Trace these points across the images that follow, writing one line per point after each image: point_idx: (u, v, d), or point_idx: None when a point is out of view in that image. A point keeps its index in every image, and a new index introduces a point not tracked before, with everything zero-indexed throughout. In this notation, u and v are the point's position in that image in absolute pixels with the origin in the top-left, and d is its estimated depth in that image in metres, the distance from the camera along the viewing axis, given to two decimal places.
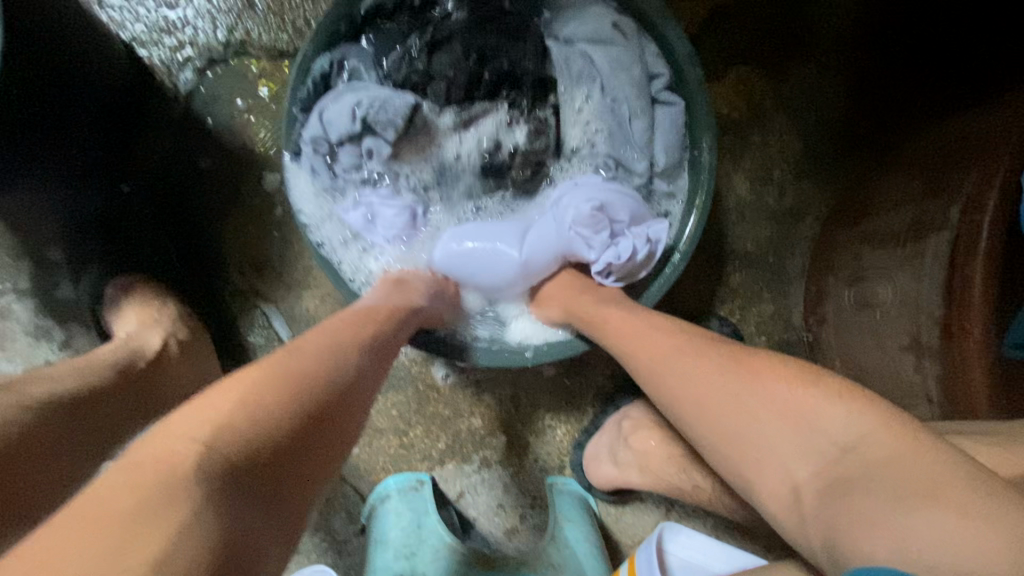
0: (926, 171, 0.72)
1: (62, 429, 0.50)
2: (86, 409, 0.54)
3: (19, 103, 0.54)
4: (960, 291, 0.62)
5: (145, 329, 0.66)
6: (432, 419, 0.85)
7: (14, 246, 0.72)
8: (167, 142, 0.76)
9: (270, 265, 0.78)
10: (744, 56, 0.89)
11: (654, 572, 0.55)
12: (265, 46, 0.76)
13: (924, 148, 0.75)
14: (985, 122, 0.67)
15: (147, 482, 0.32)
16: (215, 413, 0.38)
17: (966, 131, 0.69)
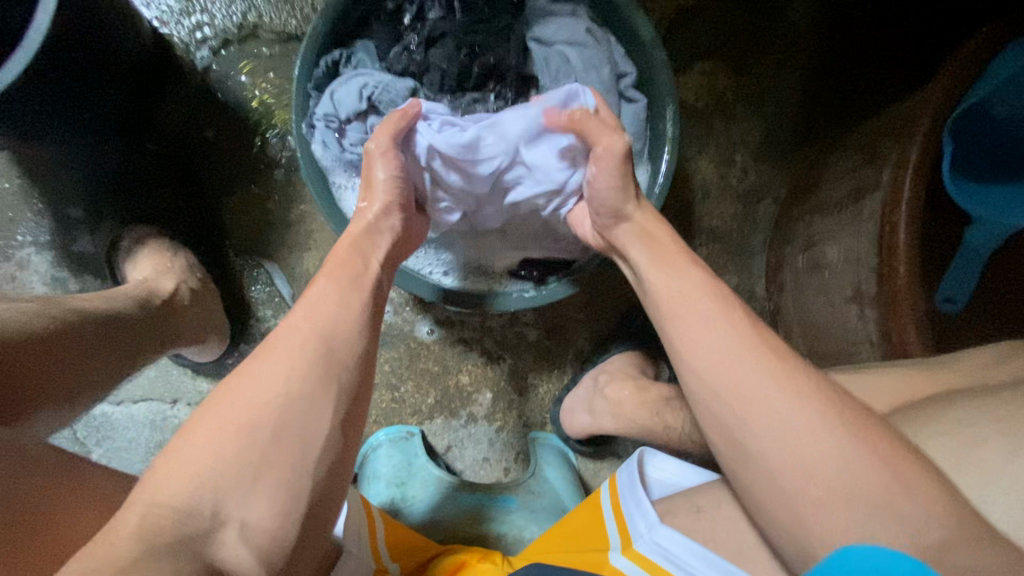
0: (866, 147, 0.80)
1: (86, 341, 0.56)
2: (114, 334, 0.60)
3: (60, 65, 0.61)
4: (888, 243, 0.70)
5: (160, 275, 0.72)
6: (423, 376, 0.90)
7: (37, 201, 0.78)
8: (183, 112, 0.82)
9: (272, 227, 0.83)
10: (710, 52, 0.98)
11: (631, 485, 0.62)
12: (274, 30, 0.82)
13: (865, 130, 0.82)
14: (910, 101, 0.74)
15: (199, 468, 0.39)
16: (255, 396, 0.42)
17: (895, 113, 0.77)
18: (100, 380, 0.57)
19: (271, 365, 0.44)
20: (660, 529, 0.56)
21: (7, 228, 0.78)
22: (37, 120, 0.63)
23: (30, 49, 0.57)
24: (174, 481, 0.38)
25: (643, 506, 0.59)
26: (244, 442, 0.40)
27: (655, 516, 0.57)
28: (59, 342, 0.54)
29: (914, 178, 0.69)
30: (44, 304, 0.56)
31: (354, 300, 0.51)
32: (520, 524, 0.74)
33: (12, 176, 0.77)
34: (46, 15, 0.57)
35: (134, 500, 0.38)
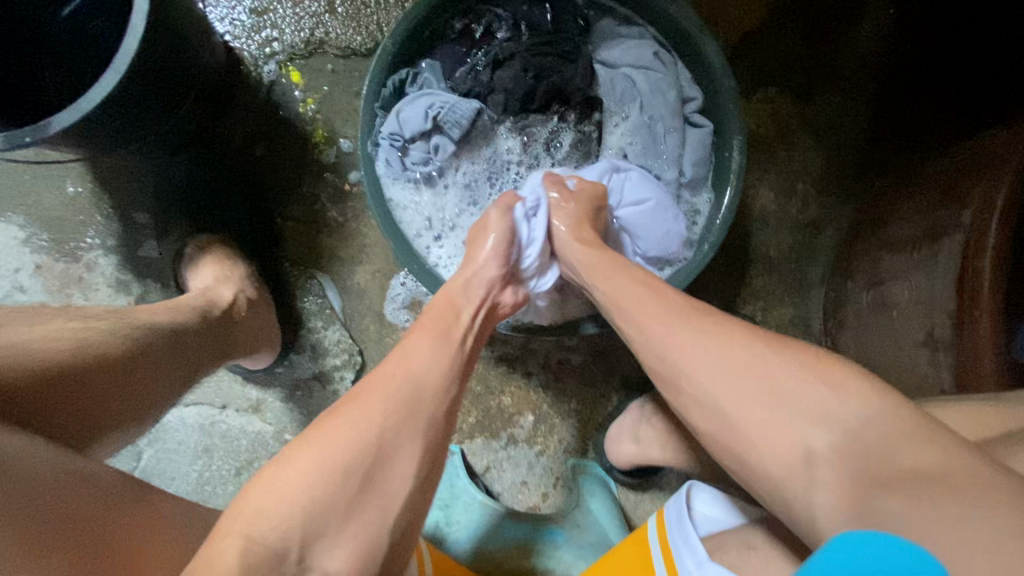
0: (941, 185, 0.76)
1: (153, 354, 0.58)
2: (180, 344, 0.62)
3: (144, 83, 0.63)
4: (968, 289, 0.67)
5: (220, 284, 0.73)
6: (466, 395, 0.90)
7: (108, 207, 0.81)
8: (248, 125, 0.83)
9: (327, 240, 0.84)
10: (776, 78, 0.95)
11: (678, 520, 0.59)
12: (340, 46, 0.83)
13: (941, 164, 0.78)
14: (998, 139, 0.71)
15: (289, 501, 0.40)
16: (354, 431, 0.44)
17: (975, 149, 0.74)
18: (165, 395, 0.59)
19: (368, 410, 0.46)
20: (709, 567, 0.53)
21: (78, 231, 0.81)
22: (119, 135, 0.66)
23: (119, 68, 0.59)
24: (268, 514, 0.39)
25: (690, 542, 0.56)
26: (341, 479, 0.42)
27: (704, 554, 0.54)
28: (131, 363, 0.55)
29: (1002, 226, 0.66)
30: (115, 321, 0.58)
31: (446, 361, 0.53)
32: (566, 562, 0.79)
33: (85, 181, 0.80)
34: (136, 38, 0.59)
35: (227, 528, 0.39)
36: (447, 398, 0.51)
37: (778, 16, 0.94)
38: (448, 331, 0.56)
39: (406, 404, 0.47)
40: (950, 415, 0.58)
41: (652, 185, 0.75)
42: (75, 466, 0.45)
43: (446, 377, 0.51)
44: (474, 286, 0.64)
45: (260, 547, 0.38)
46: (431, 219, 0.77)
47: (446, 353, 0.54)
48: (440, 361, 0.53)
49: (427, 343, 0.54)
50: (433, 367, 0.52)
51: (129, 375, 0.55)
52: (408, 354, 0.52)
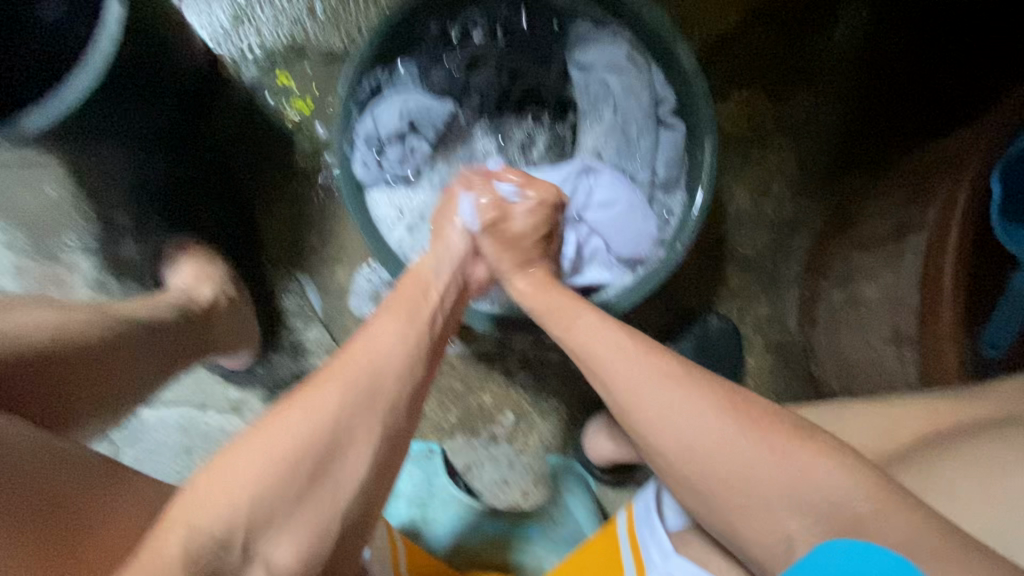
0: (909, 184, 0.78)
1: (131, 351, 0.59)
2: (158, 340, 0.62)
3: (121, 82, 0.64)
4: (931, 285, 0.69)
5: (198, 282, 0.74)
6: (446, 394, 0.90)
7: (87, 207, 0.81)
8: (229, 126, 0.84)
9: (308, 240, 0.85)
10: (751, 81, 0.97)
11: (647, 515, 0.59)
12: (321, 49, 0.84)
13: (908, 165, 0.81)
14: (961, 139, 0.73)
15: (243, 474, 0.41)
16: (312, 410, 0.46)
17: (941, 148, 0.76)
18: (134, 390, 0.60)
19: (324, 390, 0.47)
20: (674, 560, 0.54)
21: (56, 231, 0.81)
22: (97, 134, 0.66)
23: (94, 68, 0.60)
24: (219, 492, 0.40)
25: (658, 535, 0.56)
26: (294, 458, 0.43)
27: (670, 546, 0.55)
28: (107, 357, 0.56)
29: (961, 224, 0.67)
30: (93, 314, 0.59)
31: (414, 339, 0.55)
32: (540, 555, 0.80)
33: (63, 182, 0.80)
34: (112, 40, 0.60)
35: (177, 512, 0.40)
36: (405, 382, 0.52)
37: (753, 21, 0.96)
38: (412, 317, 0.58)
39: (360, 381, 0.49)
40: (910, 409, 0.60)
41: (623, 188, 0.77)
42: (44, 458, 0.45)
43: (403, 367, 0.53)
44: (441, 267, 0.66)
45: (208, 530, 0.39)
46: (409, 220, 0.78)
47: (411, 337, 0.55)
48: (402, 346, 0.54)
49: (393, 326, 0.56)
50: (393, 349, 0.53)
51: (100, 372, 0.56)
52: (369, 337, 0.53)
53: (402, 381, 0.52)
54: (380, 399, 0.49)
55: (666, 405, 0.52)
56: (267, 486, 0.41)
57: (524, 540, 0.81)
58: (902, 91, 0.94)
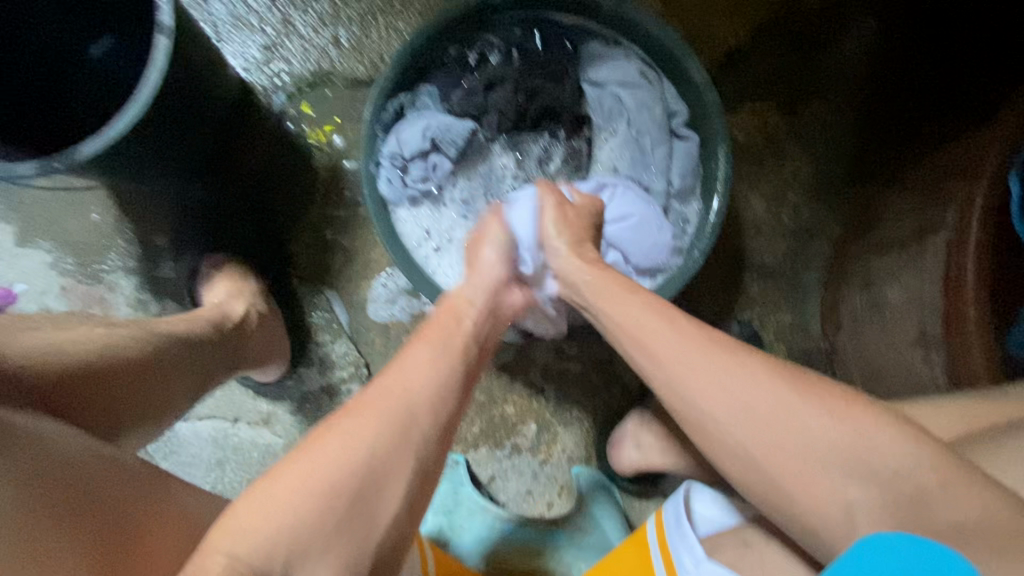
0: (928, 187, 0.78)
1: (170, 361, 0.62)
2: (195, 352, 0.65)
3: (162, 113, 0.68)
4: (953, 285, 0.69)
5: (232, 298, 0.77)
6: (470, 405, 0.91)
7: (129, 231, 0.86)
8: (260, 150, 0.88)
9: (335, 257, 0.88)
10: (763, 91, 0.98)
11: (677, 522, 0.58)
12: (345, 75, 0.88)
13: (927, 167, 0.81)
14: (978, 139, 0.73)
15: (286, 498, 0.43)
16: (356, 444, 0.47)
17: (958, 149, 0.76)
18: (177, 399, 0.62)
19: (362, 421, 0.49)
20: (707, 565, 0.53)
21: (100, 254, 0.86)
22: (138, 161, 0.70)
23: (141, 101, 0.64)
24: (264, 521, 0.42)
25: (689, 542, 0.56)
26: (330, 491, 0.44)
27: (702, 553, 0.54)
28: (148, 368, 0.59)
29: (980, 222, 0.67)
30: (137, 328, 0.62)
31: (446, 364, 0.57)
32: (568, 563, 0.81)
33: (107, 209, 0.85)
34: (158, 74, 0.64)
35: (216, 540, 0.41)
36: (440, 410, 0.54)
37: (763, 33, 0.98)
38: (448, 349, 0.59)
39: (397, 411, 0.51)
40: (940, 411, 0.59)
41: (638, 201, 0.79)
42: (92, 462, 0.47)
43: (434, 396, 0.54)
44: (478, 291, 0.68)
45: (246, 556, 0.40)
46: (433, 234, 0.81)
47: (445, 367, 0.57)
48: (436, 377, 0.56)
49: (428, 355, 0.57)
50: (423, 382, 0.54)
51: (146, 383, 0.59)
52: (402, 366, 0.55)
53: (437, 414, 0.53)
54: (422, 435, 0.51)
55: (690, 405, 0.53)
56: (305, 520, 0.43)
57: (551, 548, 0.82)
58: (917, 96, 0.94)
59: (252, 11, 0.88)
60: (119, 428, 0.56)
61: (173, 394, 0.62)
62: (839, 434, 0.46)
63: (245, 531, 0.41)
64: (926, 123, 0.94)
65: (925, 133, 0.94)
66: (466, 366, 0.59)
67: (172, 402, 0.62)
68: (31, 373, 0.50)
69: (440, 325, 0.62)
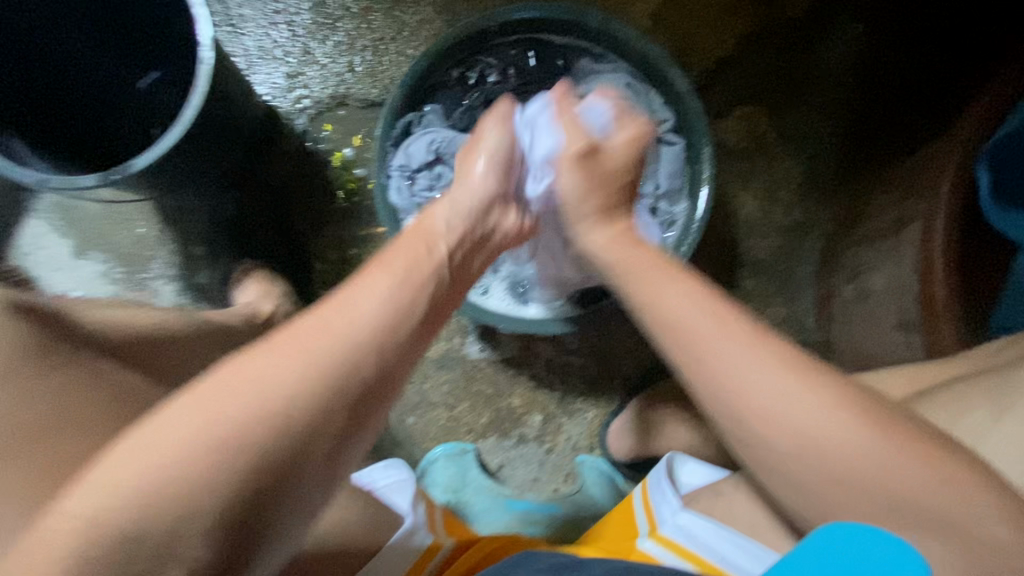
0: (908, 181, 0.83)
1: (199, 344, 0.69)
2: (224, 341, 0.73)
3: (201, 130, 0.77)
4: (926, 268, 0.72)
5: (261, 297, 0.86)
6: (478, 397, 0.97)
7: (170, 241, 0.95)
8: (284, 167, 0.97)
9: (353, 262, 0.97)
10: (753, 97, 1.04)
11: (658, 481, 0.63)
12: (360, 97, 0.98)
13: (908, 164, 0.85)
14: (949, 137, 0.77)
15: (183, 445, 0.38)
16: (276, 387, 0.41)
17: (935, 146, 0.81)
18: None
19: (271, 368, 0.42)
20: (683, 515, 0.59)
21: (144, 262, 0.96)
22: (177, 173, 0.80)
23: (185, 122, 0.73)
24: (157, 458, 0.38)
25: (666, 495, 0.62)
26: (225, 444, 0.39)
27: (678, 503, 0.60)
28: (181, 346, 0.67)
29: (947, 209, 0.71)
30: (175, 317, 0.70)
31: (379, 325, 0.47)
32: (566, 529, 0.85)
33: (151, 223, 0.95)
34: (200, 98, 0.73)
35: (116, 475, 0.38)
36: None
37: (749, 44, 1.03)
38: (383, 309, 0.48)
39: (315, 368, 0.42)
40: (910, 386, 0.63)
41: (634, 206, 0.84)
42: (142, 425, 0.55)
43: (363, 362, 0.44)
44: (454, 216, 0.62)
45: (168, 488, 0.37)
46: None
47: (381, 330, 0.47)
48: (365, 337, 0.45)
49: (366, 313, 0.47)
50: (351, 329, 0.45)
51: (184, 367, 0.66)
52: (321, 317, 0.45)
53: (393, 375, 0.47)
54: (365, 404, 0.44)
55: None
56: (195, 468, 0.38)
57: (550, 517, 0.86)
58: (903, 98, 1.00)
59: (277, 43, 0.98)
60: None
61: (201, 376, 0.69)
62: None
63: (147, 467, 0.38)
64: (910, 124, 0.98)
65: (909, 132, 0.98)
66: (448, 302, 0.56)
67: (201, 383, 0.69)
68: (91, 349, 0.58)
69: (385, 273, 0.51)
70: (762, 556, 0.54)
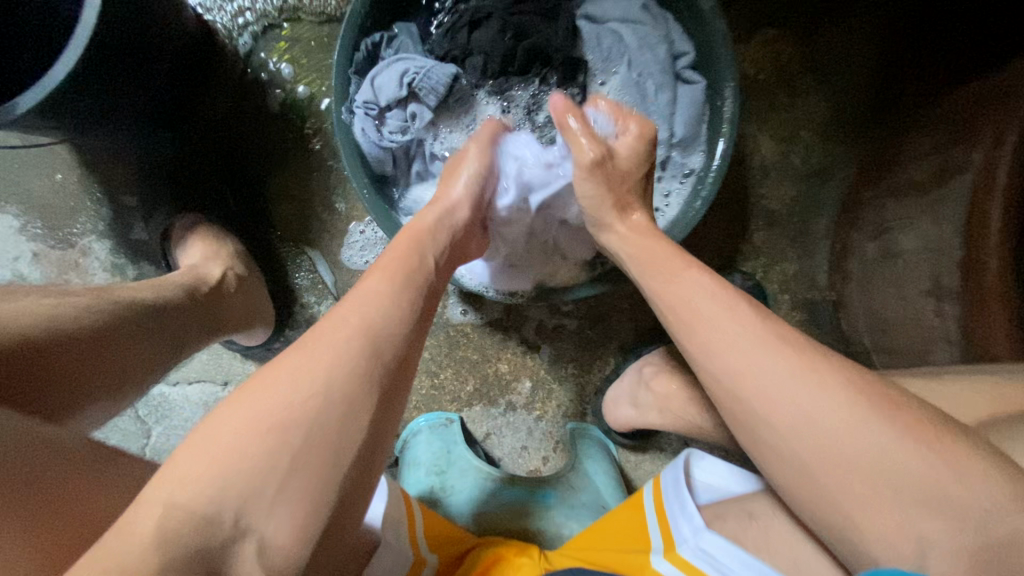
0: (938, 128, 0.74)
1: (134, 328, 0.56)
2: (161, 318, 0.60)
3: (108, 58, 0.62)
4: (977, 227, 0.62)
5: (207, 260, 0.73)
6: (462, 363, 0.89)
7: (96, 190, 0.81)
8: (230, 101, 0.83)
9: (316, 216, 0.84)
10: (777, 21, 0.90)
11: (676, 490, 0.56)
12: (315, 11, 0.81)
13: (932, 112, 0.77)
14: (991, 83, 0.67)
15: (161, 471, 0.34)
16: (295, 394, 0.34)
17: (958, 98, 0.73)
18: (149, 371, 0.58)
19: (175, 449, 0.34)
20: (706, 534, 0.50)
21: (67, 216, 0.82)
22: (86, 115, 0.65)
23: (77, 49, 0.59)
24: None
25: (687, 509, 0.53)
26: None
27: (701, 521, 0.52)
28: (100, 332, 0.53)
29: (1010, 162, 0.61)
30: (95, 295, 0.56)
31: (321, 379, 0.38)
32: (560, 521, 0.77)
33: (70, 168, 0.80)
34: (93, 10, 0.58)
35: None
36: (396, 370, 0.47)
37: None
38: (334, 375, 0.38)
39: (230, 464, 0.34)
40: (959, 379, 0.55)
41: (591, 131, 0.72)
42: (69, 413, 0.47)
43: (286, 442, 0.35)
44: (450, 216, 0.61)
45: None
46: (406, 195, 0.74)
47: (329, 404, 0.37)
48: (299, 411, 0.37)
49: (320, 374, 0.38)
50: (369, 328, 0.42)
51: (107, 354, 0.53)
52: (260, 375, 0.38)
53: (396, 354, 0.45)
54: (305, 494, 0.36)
55: (766, 396, 0.44)
56: None
57: (543, 506, 0.78)
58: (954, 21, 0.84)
59: None
60: (71, 406, 0.50)
61: (145, 363, 0.57)
62: (849, 413, 0.42)
63: None
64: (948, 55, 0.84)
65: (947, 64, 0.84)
66: None
67: (141, 374, 0.57)
68: None
69: (330, 339, 0.41)
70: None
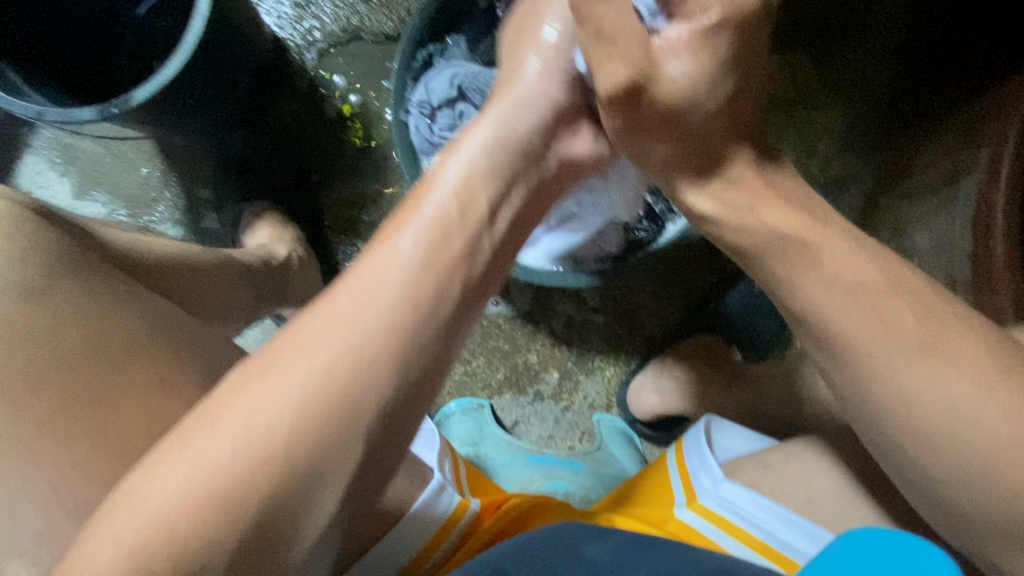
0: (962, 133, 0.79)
1: (233, 275, 0.68)
2: (255, 275, 0.72)
3: (204, 60, 0.71)
4: (983, 221, 0.67)
5: (274, 242, 0.81)
6: (494, 352, 0.95)
7: (175, 184, 0.91)
8: (294, 106, 0.92)
9: (366, 210, 0.92)
10: (796, 41, 0.92)
11: (698, 448, 0.63)
12: (374, 31, 0.91)
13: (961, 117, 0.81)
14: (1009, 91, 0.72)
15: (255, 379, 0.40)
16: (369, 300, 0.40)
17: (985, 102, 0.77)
18: (238, 308, 0.69)
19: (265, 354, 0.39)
20: (725, 485, 0.59)
21: (148, 206, 0.92)
22: (178, 110, 0.74)
23: (186, 50, 0.68)
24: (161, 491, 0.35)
25: (707, 463, 0.61)
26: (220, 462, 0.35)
27: (720, 474, 0.60)
28: (211, 271, 0.65)
29: (1013, 157, 0.66)
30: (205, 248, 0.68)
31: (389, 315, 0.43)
32: (587, 486, 0.82)
33: (153, 163, 0.91)
34: (202, 19, 0.68)
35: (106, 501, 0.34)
36: None
37: None
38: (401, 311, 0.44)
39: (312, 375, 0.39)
40: None
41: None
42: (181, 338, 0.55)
43: None
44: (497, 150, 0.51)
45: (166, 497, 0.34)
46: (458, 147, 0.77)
47: None
48: None
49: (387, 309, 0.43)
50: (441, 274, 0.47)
51: (216, 287, 0.65)
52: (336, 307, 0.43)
53: None
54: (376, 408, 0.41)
55: None
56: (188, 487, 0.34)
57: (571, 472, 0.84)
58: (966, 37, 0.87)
59: None
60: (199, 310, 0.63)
61: (241, 303, 0.69)
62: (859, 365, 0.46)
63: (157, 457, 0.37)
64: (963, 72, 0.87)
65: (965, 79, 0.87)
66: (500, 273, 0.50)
67: (238, 311, 0.69)
68: (131, 255, 0.57)
69: None
70: (789, 520, 0.55)
